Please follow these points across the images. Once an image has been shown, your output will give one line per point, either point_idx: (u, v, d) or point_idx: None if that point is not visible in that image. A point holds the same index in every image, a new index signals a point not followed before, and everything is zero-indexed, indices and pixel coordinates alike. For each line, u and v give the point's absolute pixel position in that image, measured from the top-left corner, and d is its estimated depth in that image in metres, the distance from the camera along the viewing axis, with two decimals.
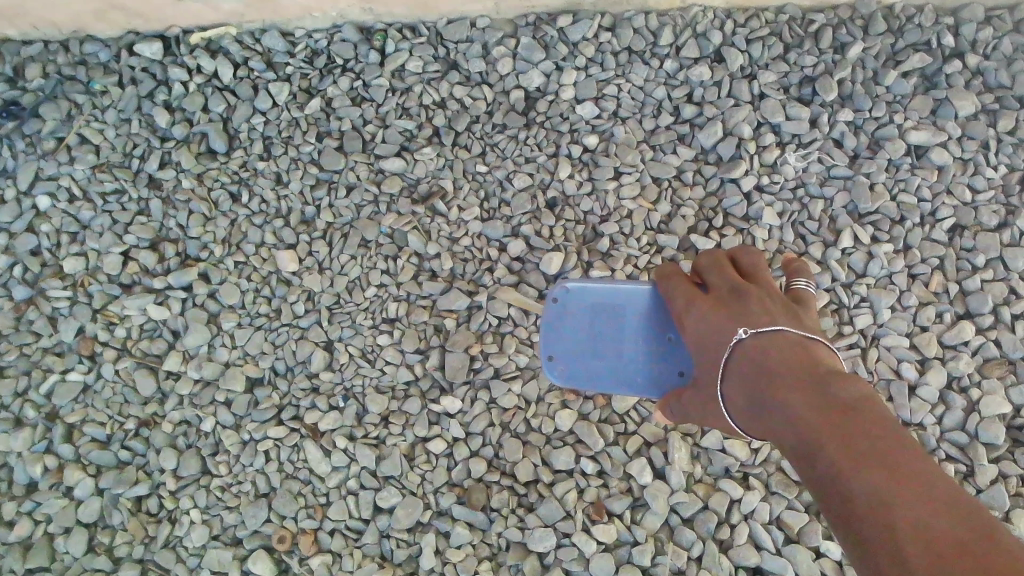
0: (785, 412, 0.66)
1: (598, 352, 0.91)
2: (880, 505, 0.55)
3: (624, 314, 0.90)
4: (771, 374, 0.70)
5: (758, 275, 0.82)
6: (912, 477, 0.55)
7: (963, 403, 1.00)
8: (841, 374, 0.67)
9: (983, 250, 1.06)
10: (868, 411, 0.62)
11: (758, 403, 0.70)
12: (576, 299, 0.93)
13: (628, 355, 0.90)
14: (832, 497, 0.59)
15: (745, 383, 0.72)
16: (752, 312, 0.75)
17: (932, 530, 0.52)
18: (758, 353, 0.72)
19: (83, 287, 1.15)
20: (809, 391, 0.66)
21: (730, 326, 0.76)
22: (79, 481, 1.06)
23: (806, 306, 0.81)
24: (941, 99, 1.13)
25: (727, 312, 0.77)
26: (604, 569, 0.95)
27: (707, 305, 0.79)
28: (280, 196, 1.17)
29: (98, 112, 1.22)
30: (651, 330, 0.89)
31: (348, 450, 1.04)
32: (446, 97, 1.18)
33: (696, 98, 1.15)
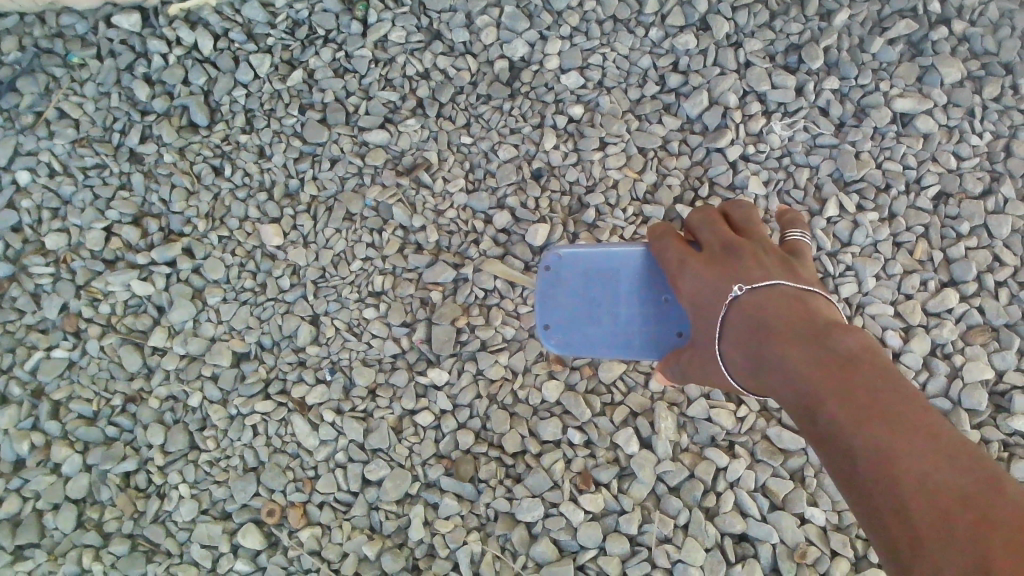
0: (784, 366, 0.69)
1: (595, 317, 0.93)
2: (882, 458, 0.58)
3: (619, 278, 0.92)
4: (770, 331, 0.73)
5: (751, 231, 0.84)
6: (912, 429, 0.59)
7: (946, 369, 1.00)
8: (836, 325, 0.70)
9: (968, 217, 1.07)
10: (866, 364, 0.65)
11: (756, 358, 0.73)
12: (569, 266, 0.94)
13: (625, 319, 0.91)
14: (834, 449, 0.62)
15: (743, 340, 0.75)
16: (750, 270, 0.79)
17: (933, 483, 0.55)
18: (755, 309, 0.75)
19: (66, 263, 1.14)
20: (807, 346, 0.68)
21: (725, 284, 0.79)
22: (67, 457, 1.06)
23: (802, 256, 0.83)
24: (927, 66, 1.12)
25: (722, 270, 0.80)
26: (592, 537, 0.95)
27: (703, 265, 0.81)
28: (263, 169, 1.16)
29: (76, 86, 1.20)
30: (647, 292, 0.91)
31: (336, 423, 1.04)
32: (430, 67, 1.17)
33: (682, 67, 1.14)
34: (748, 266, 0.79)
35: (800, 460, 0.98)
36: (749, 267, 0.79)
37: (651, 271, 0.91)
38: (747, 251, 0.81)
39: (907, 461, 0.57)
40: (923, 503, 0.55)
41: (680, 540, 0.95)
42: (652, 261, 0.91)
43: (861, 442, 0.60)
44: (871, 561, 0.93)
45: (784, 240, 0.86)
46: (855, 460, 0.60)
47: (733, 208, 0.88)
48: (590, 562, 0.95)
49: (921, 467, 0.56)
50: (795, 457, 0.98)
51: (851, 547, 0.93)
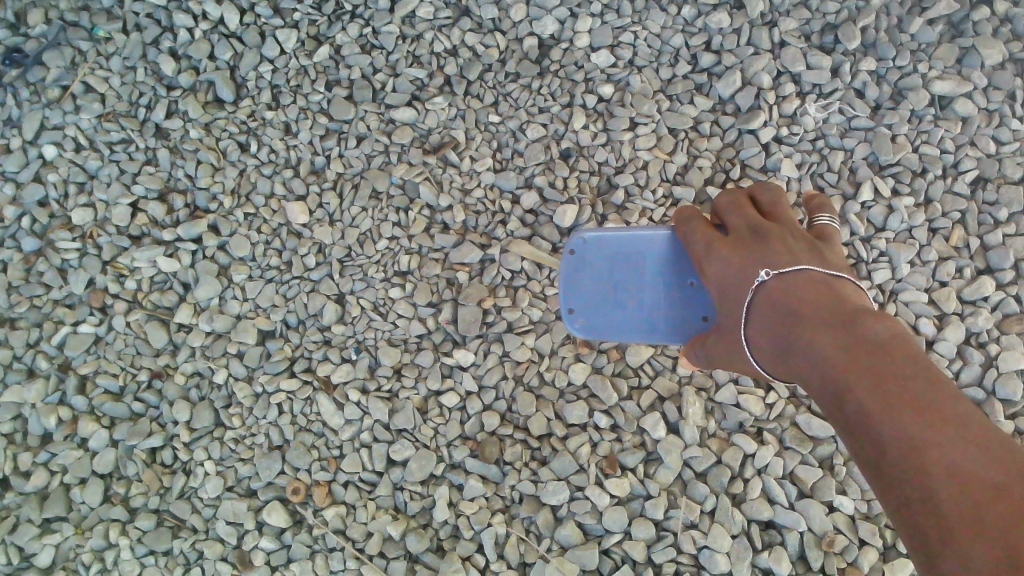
0: (812, 354, 0.67)
1: (618, 301, 0.92)
2: (913, 451, 0.57)
3: (642, 262, 0.91)
4: (798, 316, 0.71)
5: (778, 213, 0.83)
6: (942, 419, 0.58)
7: (980, 358, 0.99)
8: (865, 312, 0.68)
9: (1007, 203, 1.04)
10: (897, 354, 0.63)
11: (783, 344, 0.71)
12: (593, 249, 0.93)
13: (649, 304, 0.90)
14: (862, 440, 0.61)
15: (769, 326, 0.73)
16: (775, 254, 0.77)
17: (966, 480, 0.54)
18: (782, 294, 0.74)
19: (92, 239, 1.14)
20: (836, 332, 0.67)
21: (751, 268, 0.77)
22: (94, 432, 1.06)
23: (830, 240, 0.82)
24: (967, 48, 1.10)
25: (748, 255, 0.78)
26: (617, 522, 0.95)
27: (727, 248, 0.80)
28: (289, 146, 1.15)
29: (102, 60, 1.20)
30: (672, 276, 0.90)
31: (361, 403, 1.04)
32: (458, 44, 1.15)
33: (714, 47, 1.12)
34: (775, 251, 0.77)
35: (830, 448, 0.97)
36: (775, 252, 0.77)
37: (676, 254, 0.89)
38: (773, 235, 0.79)
39: (938, 454, 0.56)
40: (955, 499, 0.54)
41: (707, 526, 0.94)
42: (677, 244, 0.89)
43: (890, 433, 0.59)
44: (900, 552, 0.92)
45: (812, 224, 0.85)
46: (885, 453, 0.59)
47: (761, 190, 0.86)
48: (615, 546, 0.95)
49: (954, 462, 0.55)
50: (824, 444, 0.97)
51: (880, 537, 0.92)
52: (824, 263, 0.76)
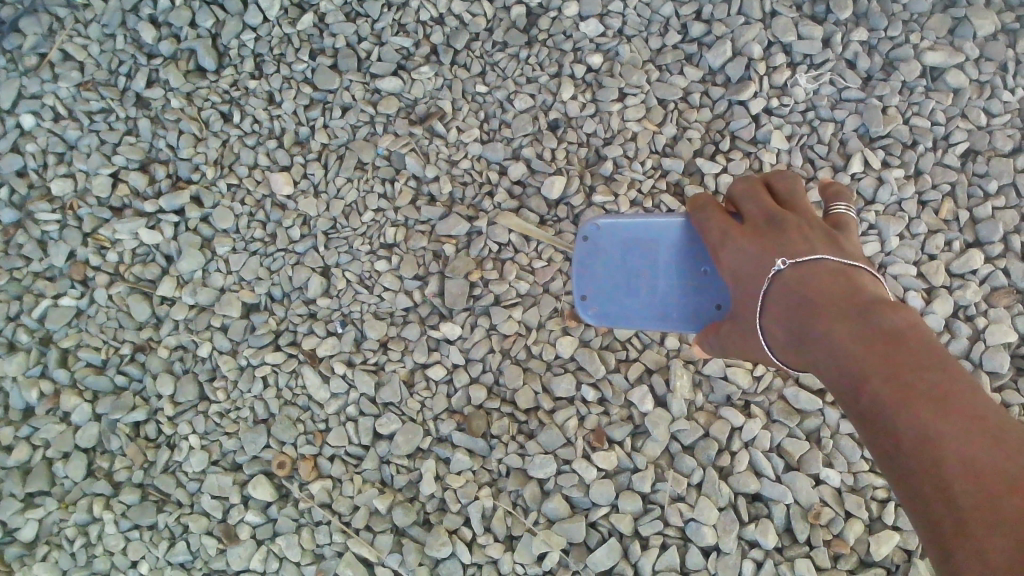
0: (829, 346, 0.66)
1: (632, 288, 0.91)
2: (931, 443, 0.56)
3: (657, 249, 0.89)
4: (814, 306, 0.69)
5: (795, 202, 0.80)
6: (960, 413, 0.57)
7: (968, 331, 0.98)
8: (883, 302, 0.67)
9: (996, 175, 1.04)
10: (917, 347, 0.61)
11: (799, 332, 0.70)
12: (608, 236, 0.92)
13: (663, 291, 0.89)
14: (879, 431, 0.60)
15: (784, 316, 0.71)
16: (792, 242, 0.75)
17: (985, 476, 0.53)
18: (799, 282, 0.72)
19: (72, 210, 1.12)
20: (853, 322, 0.66)
21: (768, 256, 0.75)
22: (76, 406, 1.05)
23: (846, 229, 0.79)
24: (960, 18, 1.08)
25: (764, 242, 0.76)
26: (604, 494, 0.95)
27: (744, 237, 0.78)
28: (273, 116, 1.13)
29: (80, 27, 1.17)
30: (686, 264, 0.88)
31: (347, 376, 1.03)
32: (444, 13, 1.13)
33: (705, 16, 1.10)
34: (792, 240, 0.75)
35: (817, 421, 0.97)
36: (792, 240, 0.75)
37: (692, 244, 0.88)
38: (790, 223, 0.77)
39: (956, 451, 0.55)
40: (972, 494, 0.53)
41: (693, 499, 0.94)
42: (692, 232, 0.87)
43: (907, 428, 0.58)
44: (885, 523, 0.92)
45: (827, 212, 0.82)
46: (902, 445, 0.58)
47: (776, 177, 0.84)
48: (603, 519, 0.95)
49: (971, 456, 0.55)
50: (812, 417, 0.97)
51: (865, 509, 0.93)
52: (841, 253, 0.74)
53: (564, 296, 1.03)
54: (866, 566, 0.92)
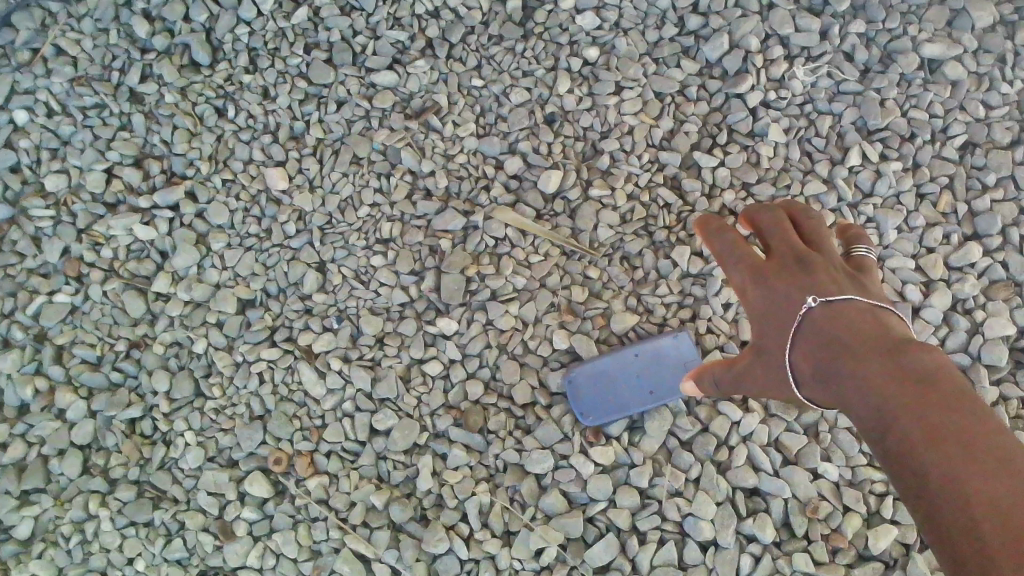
0: (858, 383, 0.64)
1: (625, 387, 0.97)
2: (956, 480, 0.54)
3: (641, 362, 0.98)
4: (843, 345, 0.68)
5: (821, 241, 0.78)
6: (988, 453, 0.55)
7: (967, 325, 0.97)
8: (912, 342, 0.65)
9: (995, 168, 1.03)
10: (946, 389, 0.59)
11: (827, 370, 0.68)
12: (595, 368, 0.98)
13: (652, 386, 0.97)
14: (905, 469, 0.58)
15: (813, 355, 0.69)
16: (820, 280, 0.73)
17: (1013, 513, 0.51)
18: (831, 321, 0.70)
19: (66, 206, 1.11)
20: (882, 361, 0.64)
21: (795, 294, 0.73)
22: (72, 403, 1.05)
23: (870, 273, 0.76)
24: (958, 10, 1.08)
25: (793, 279, 0.74)
26: (601, 490, 0.94)
27: (770, 274, 0.75)
28: (267, 110, 1.12)
29: (74, 21, 1.17)
30: (666, 362, 0.97)
31: (343, 372, 1.02)
32: (440, 6, 1.13)
33: (702, 9, 1.10)
34: (818, 276, 0.73)
35: (815, 415, 0.96)
36: (824, 277, 0.73)
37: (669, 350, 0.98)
38: (817, 261, 0.75)
39: (984, 490, 0.53)
40: (998, 530, 0.50)
41: (691, 494, 0.94)
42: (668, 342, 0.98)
43: (933, 466, 0.56)
44: (884, 518, 0.92)
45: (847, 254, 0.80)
46: (928, 484, 0.55)
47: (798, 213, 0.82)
48: (600, 514, 0.94)
49: (999, 495, 0.52)
50: (810, 411, 0.96)
51: (864, 503, 0.92)
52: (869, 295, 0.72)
53: (560, 291, 1.03)
54: (864, 560, 0.91)
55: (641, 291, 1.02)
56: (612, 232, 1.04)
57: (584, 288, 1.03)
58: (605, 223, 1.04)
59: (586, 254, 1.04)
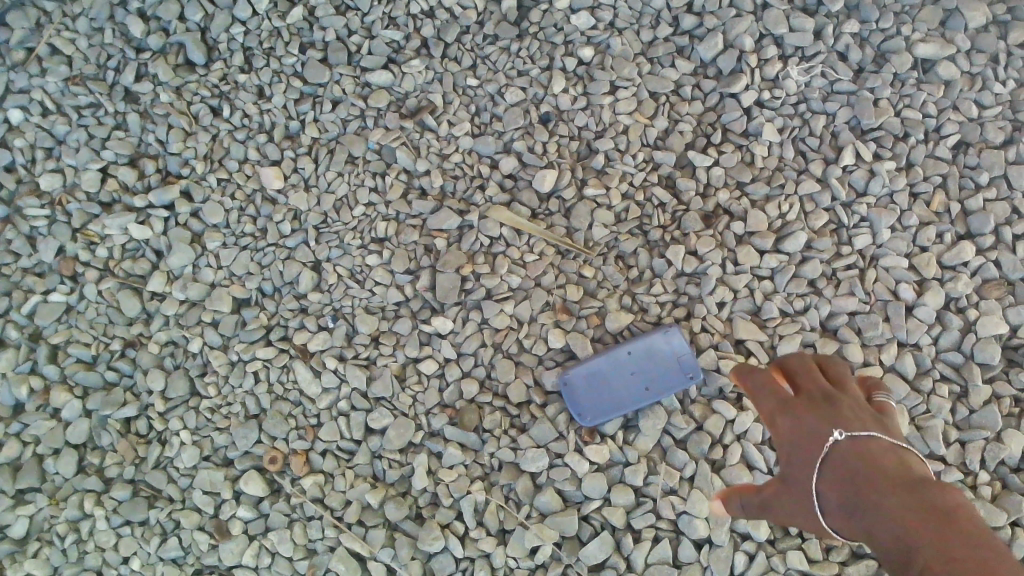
0: (899, 530, 0.59)
1: (619, 387, 0.97)
2: None
3: (633, 360, 0.98)
4: (880, 487, 0.63)
5: (847, 382, 0.74)
6: None
7: (960, 323, 0.98)
8: (950, 492, 0.61)
9: (988, 167, 1.04)
10: (992, 542, 0.56)
11: (861, 511, 0.62)
12: (589, 369, 0.98)
13: (645, 384, 0.97)
14: None
15: (846, 495, 0.64)
16: (851, 419, 0.69)
17: None
18: (859, 459, 0.65)
19: (61, 206, 1.11)
20: (922, 508, 0.59)
21: (827, 428, 0.68)
22: (66, 402, 1.05)
23: (891, 417, 0.72)
24: (951, 10, 1.09)
25: (818, 413, 0.69)
26: (597, 488, 0.95)
27: (803, 409, 0.71)
28: (262, 110, 1.12)
29: (68, 21, 1.17)
30: (658, 358, 0.97)
31: (338, 370, 1.02)
32: (435, 6, 1.13)
33: (697, 8, 1.10)
34: (851, 415, 0.69)
35: None
36: (848, 413, 0.69)
37: (659, 346, 0.97)
38: (844, 402, 0.71)
39: None
40: None
41: (686, 492, 0.94)
42: (658, 337, 0.98)
43: None
44: None
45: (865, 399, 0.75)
46: None
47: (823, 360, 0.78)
48: (595, 512, 0.95)
49: None
50: None
51: None
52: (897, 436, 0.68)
53: (555, 290, 1.03)
54: (858, 557, 0.92)
55: (636, 290, 1.02)
56: (607, 231, 1.05)
57: (579, 287, 1.04)
58: (599, 222, 1.05)
59: (581, 252, 1.05)
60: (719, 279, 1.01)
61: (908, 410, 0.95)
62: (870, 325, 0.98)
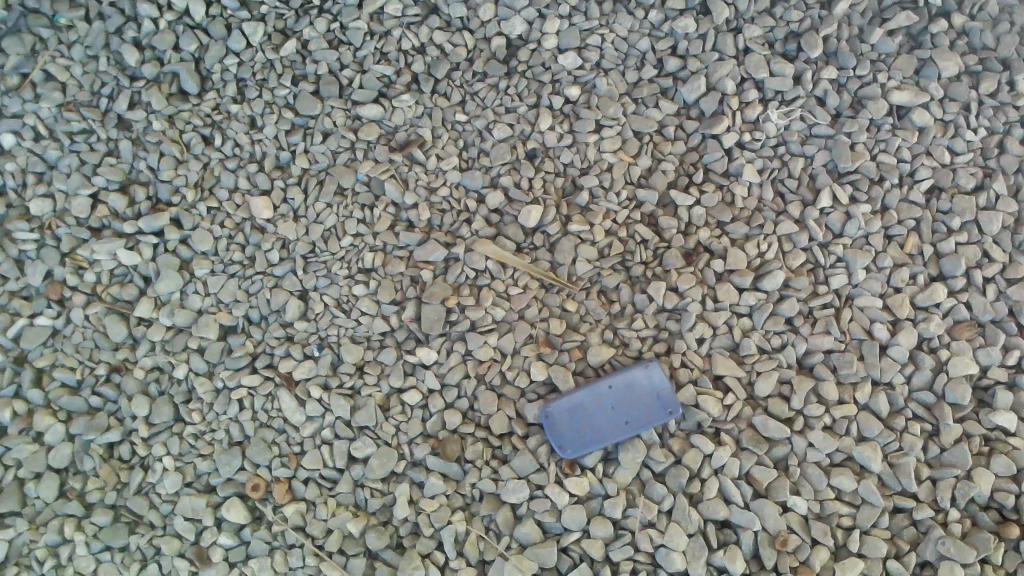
0: None
1: (600, 421, 0.99)
2: None
3: (615, 394, 0.99)
4: None
5: None
6: None
7: (931, 363, 1.00)
8: None
9: (960, 212, 1.07)
10: None
11: None
12: (570, 402, 1.00)
13: (626, 419, 0.99)
14: None
15: None
16: None
17: None
18: None
19: (50, 230, 1.12)
20: None
21: None
22: (50, 426, 1.05)
23: None
24: (925, 60, 1.13)
25: None
26: (576, 520, 0.96)
27: None
28: (254, 140, 1.14)
29: (63, 48, 1.18)
30: (640, 394, 0.99)
31: (323, 400, 1.04)
32: (426, 42, 1.16)
33: (680, 52, 1.14)
34: None
35: (784, 449, 0.98)
36: None
37: (641, 382, 0.99)
38: None
39: None
40: None
41: (664, 526, 0.95)
42: (641, 373, 0.99)
43: None
44: (850, 551, 0.94)
45: None
46: None
47: None
48: (574, 544, 0.96)
49: None
50: (780, 445, 0.98)
51: (831, 536, 0.94)
52: None
53: (539, 323, 1.06)
54: None
55: (617, 324, 1.05)
56: (590, 266, 1.07)
57: (562, 321, 1.06)
58: (583, 257, 1.07)
59: (564, 287, 1.07)
60: (699, 316, 1.04)
61: (881, 447, 0.97)
62: (845, 363, 1.00)
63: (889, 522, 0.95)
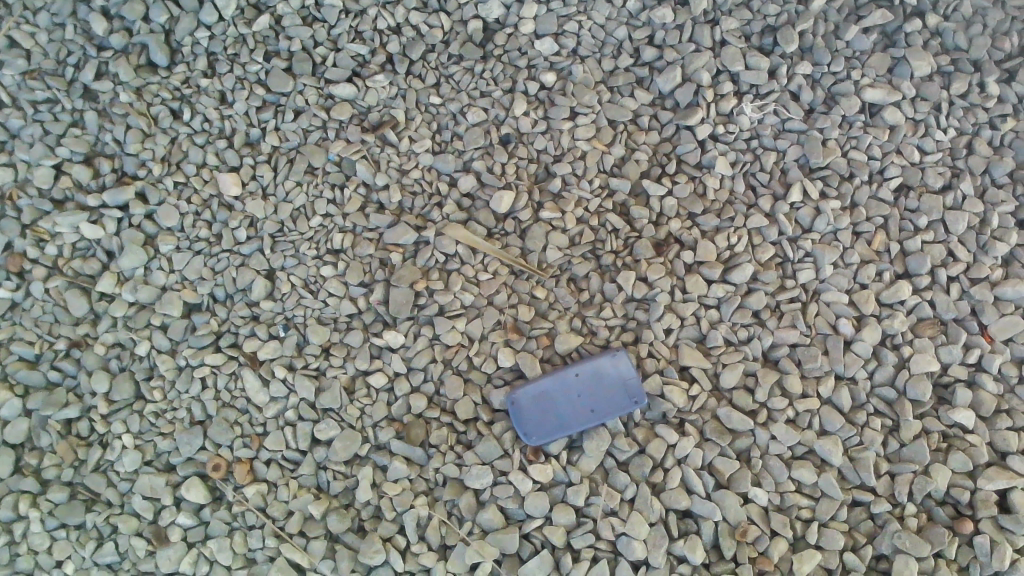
0: None
1: (565, 409, 0.99)
2: None
3: (581, 383, 1.00)
4: None
5: None
6: None
7: (894, 359, 1.01)
8: None
9: (927, 211, 1.08)
10: None
11: None
12: (536, 389, 1.00)
13: (591, 407, 0.99)
14: None
15: None
16: None
17: None
18: None
19: (11, 201, 1.10)
20: None
21: None
22: (6, 401, 1.03)
23: None
24: (899, 58, 1.13)
25: None
26: (538, 507, 0.96)
27: None
28: (223, 116, 1.12)
29: (29, 14, 1.15)
30: (606, 383, 0.99)
31: (287, 380, 1.03)
32: (402, 22, 1.14)
33: (657, 42, 1.14)
34: None
35: (747, 441, 0.99)
36: None
37: (607, 372, 0.99)
38: None
39: None
40: None
41: (626, 514, 0.95)
42: (607, 362, 0.99)
43: None
44: (808, 543, 0.95)
45: None
46: None
47: None
48: (536, 531, 0.96)
49: None
50: (743, 437, 0.99)
51: (790, 528, 0.95)
52: None
53: (507, 309, 1.05)
54: None
55: (586, 313, 1.05)
56: (560, 254, 1.06)
57: (530, 308, 1.05)
58: (553, 244, 1.07)
59: (534, 274, 1.06)
60: (667, 306, 1.04)
61: (842, 441, 0.98)
62: (810, 357, 1.01)
63: (847, 515, 0.96)
